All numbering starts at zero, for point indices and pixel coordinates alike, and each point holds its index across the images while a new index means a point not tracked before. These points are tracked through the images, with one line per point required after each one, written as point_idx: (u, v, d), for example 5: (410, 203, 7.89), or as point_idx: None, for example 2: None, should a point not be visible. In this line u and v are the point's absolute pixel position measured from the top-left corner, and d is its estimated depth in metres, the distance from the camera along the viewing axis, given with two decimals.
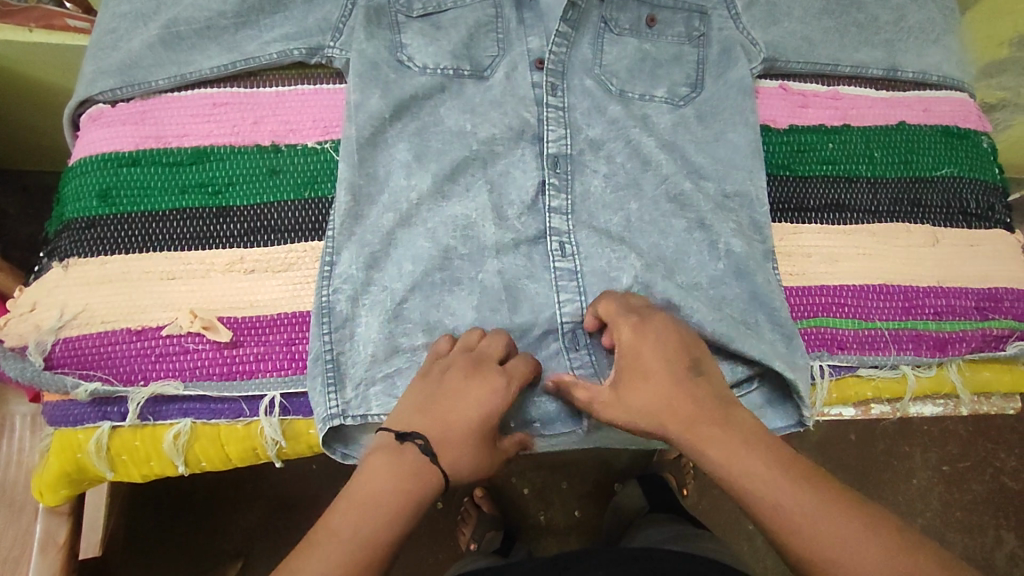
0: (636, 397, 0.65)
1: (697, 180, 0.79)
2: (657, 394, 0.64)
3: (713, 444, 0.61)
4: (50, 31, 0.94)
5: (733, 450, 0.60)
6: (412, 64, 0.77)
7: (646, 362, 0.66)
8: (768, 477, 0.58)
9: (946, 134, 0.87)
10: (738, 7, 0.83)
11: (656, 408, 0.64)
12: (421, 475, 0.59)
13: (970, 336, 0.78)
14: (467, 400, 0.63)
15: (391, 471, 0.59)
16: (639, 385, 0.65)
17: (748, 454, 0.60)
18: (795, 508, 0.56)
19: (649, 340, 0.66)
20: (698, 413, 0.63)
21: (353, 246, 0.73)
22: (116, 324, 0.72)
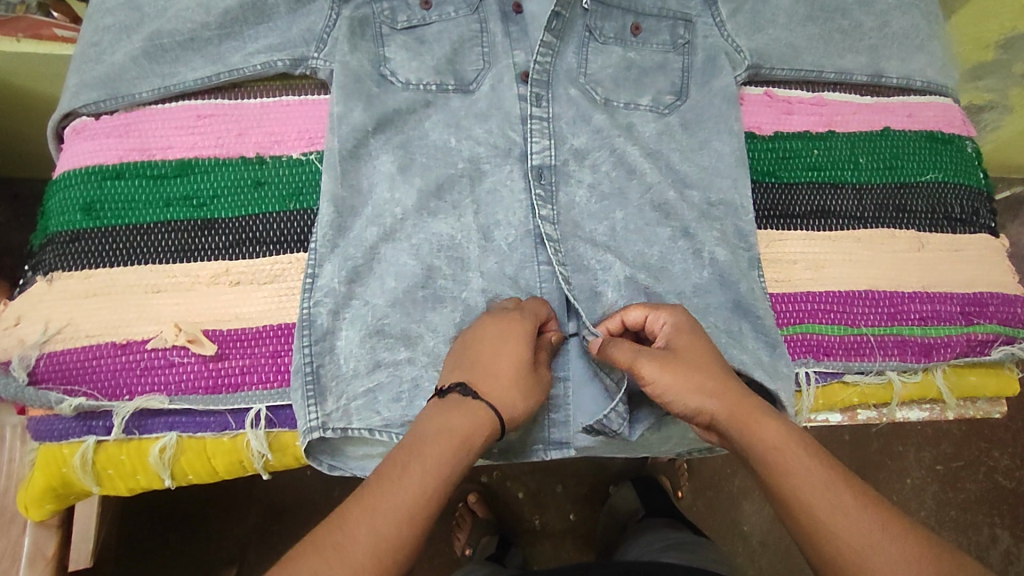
0: (683, 376, 0.62)
1: (682, 188, 0.80)
2: (702, 373, 0.63)
3: (763, 430, 0.59)
4: (39, 42, 0.94)
5: (785, 440, 0.58)
6: (394, 80, 0.78)
7: (688, 348, 0.65)
8: (814, 468, 0.56)
9: (931, 139, 0.88)
10: (722, 15, 0.83)
11: (703, 388, 0.62)
12: (477, 428, 0.59)
13: (955, 341, 0.78)
14: (501, 349, 0.64)
15: (453, 429, 0.57)
16: (684, 366, 0.63)
17: (797, 444, 0.58)
18: (843, 503, 0.54)
19: (687, 330, 0.67)
20: (748, 398, 0.62)
21: (336, 259, 0.72)
22: (100, 338, 0.71)
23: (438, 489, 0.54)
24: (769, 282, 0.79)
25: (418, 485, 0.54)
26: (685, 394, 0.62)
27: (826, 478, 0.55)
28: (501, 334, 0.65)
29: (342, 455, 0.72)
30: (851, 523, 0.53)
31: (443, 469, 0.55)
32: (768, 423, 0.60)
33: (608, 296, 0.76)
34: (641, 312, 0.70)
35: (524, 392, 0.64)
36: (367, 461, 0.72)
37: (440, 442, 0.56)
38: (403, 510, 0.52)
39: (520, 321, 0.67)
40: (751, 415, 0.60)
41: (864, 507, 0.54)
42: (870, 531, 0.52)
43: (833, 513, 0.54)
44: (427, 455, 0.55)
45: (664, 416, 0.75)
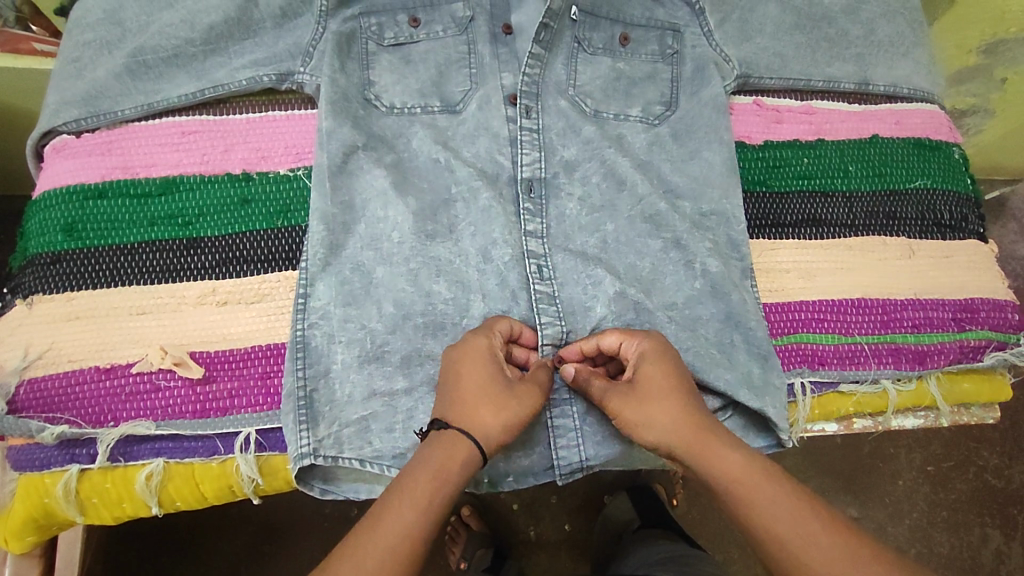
0: (638, 410, 0.64)
1: (673, 200, 0.80)
2: (663, 406, 0.63)
3: (712, 458, 0.60)
4: (16, 56, 0.93)
5: (735, 467, 0.59)
6: (380, 103, 0.78)
7: (654, 376, 0.65)
8: (775, 495, 0.57)
9: (919, 146, 0.88)
10: (711, 24, 0.84)
11: (660, 423, 0.63)
12: (457, 459, 0.59)
13: (948, 348, 0.79)
14: (471, 374, 0.64)
15: (430, 469, 0.58)
16: (640, 399, 0.64)
17: (743, 473, 0.59)
18: (795, 529, 0.56)
19: (656, 356, 0.66)
20: (701, 425, 0.62)
21: (328, 278, 0.71)
22: (84, 362, 0.70)
23: (425, 523, 0.56)
24: (762, 292, 0.79)
25: (402, 525, 0.55)
26: (647, 424, 0.63)
27: (779, 503, 0.57)
28: (461, 356, 0.65)
29: (335, 479, 0.70)
30: (801, 550, 0.55)
31: (425, 504, 0.57)
32: (718, 450, 0.60)
33: (598, 308, 0.75)
34: (616, 338, 0.69)
35: (496, 408, 0.63)
36: (360, 483, 0.70)
37: (421, 481, 0.58)
38: (393, 545, 0.55)
39: (473, 341, 0.66)
40: (708, 440, 0.61)
41: (817, 533, 0.55)
42: (822, 555, 0.54)
43: (783, 538, 0.56)
44: (407, 497, 0.57)
45: None
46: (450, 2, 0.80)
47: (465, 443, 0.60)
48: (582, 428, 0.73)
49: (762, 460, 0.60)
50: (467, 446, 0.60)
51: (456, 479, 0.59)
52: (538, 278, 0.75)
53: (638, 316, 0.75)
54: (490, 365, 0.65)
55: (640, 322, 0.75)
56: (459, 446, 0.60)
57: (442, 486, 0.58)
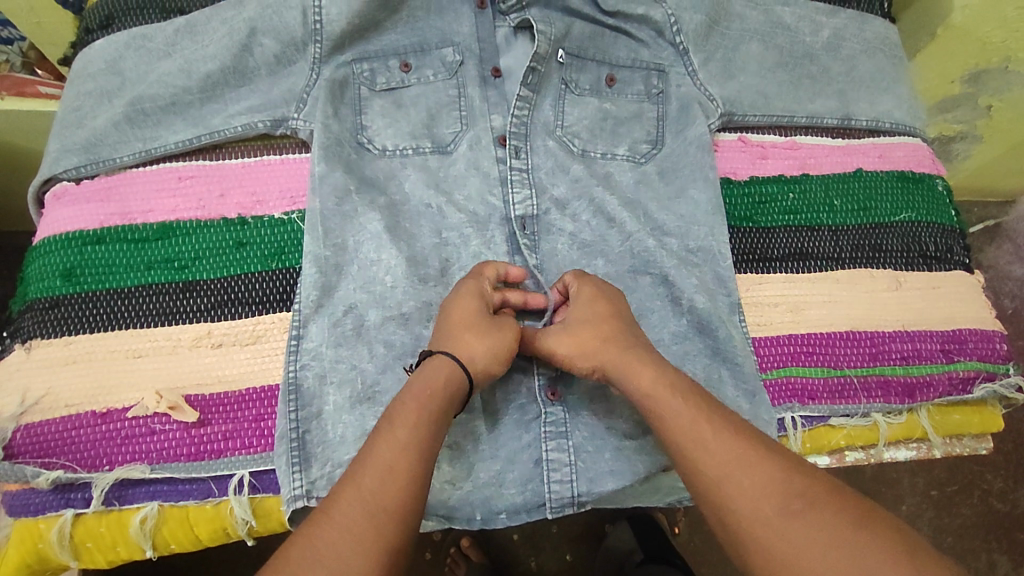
0: (562, 339, 0.67)
1: (661, 236, 0.81)
2: (585, 338, 0.65)
3: (676, 419, 0.58)
4: (24, 99, 0.96)
5: (699, 432, 0.57)
6: (372, 146, 0.80)
7: (586, 311, 0.67)
8: (719, 443, 0.56)
9: (902, 179, 0.90)
10: (695, 64, 0.86)
11: (583, 346, 0.65)
12: (442, 379, 0.61)
13: (937, 381, 0.79)
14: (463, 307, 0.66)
15: (419, 388, 0.60)
16: (575, 330, 0.66)
17: (707, 439, 0.56)
18: (750, 501, 0.52)
19: (592, 295, 0.68)
20: (675, 388, 0.60)
21: (322, 319, 0.72)
22: (80, 406, 0.70)
23: (423, 436, 0.57)
24: (750, 326, 0.80)
25: (398, 441, 0.56)
26: (568, 350, 0.66)
27: (722, 447, 0.55)
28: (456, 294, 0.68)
29: None
30: (750, 521, 0.52)
31: (419, 419, 0.58)
32: (683, 412, 0.58)
33: None
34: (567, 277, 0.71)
35: (480, 332, 0.65)
36: None
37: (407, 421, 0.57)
38: (391, 464, 0.54)
39: (468, 282, 0.68)
40: (677, 401, 0.59)
41: (771, 513, 0.51)
42: (772, 531, 0.50)
43: (737, 508, 0.53)
44: (400, 419, 0.58)
45: (656, 470, 0.72)
46: (440, 47, 0.82)
47: (451, 365, 0.62)
48: (576, 464, 0.71)
49: (720, 414, 0.58)
50: (453, 367, 0.62)
51: (446, 390, 0.61)
52: (530, 316, 0.77)
53: None
54: (479, 300, 0.67)
55: None
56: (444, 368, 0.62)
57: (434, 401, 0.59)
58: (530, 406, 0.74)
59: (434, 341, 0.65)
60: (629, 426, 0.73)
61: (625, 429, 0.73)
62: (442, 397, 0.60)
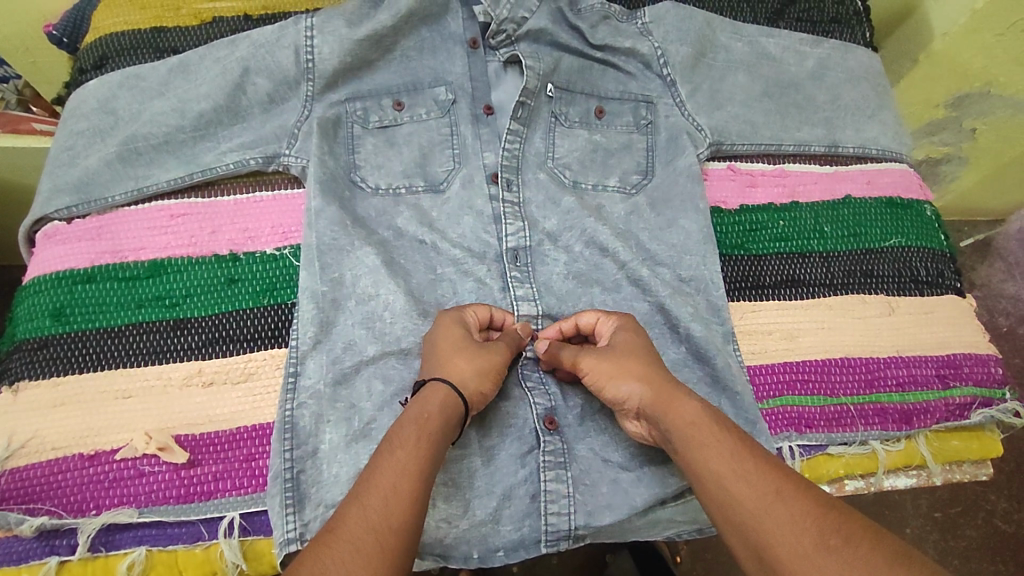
0: (613, 366, 0.65)
1: (654, 266, 0.81)
2: (627, 372, 0.64)
3: (711, 454, 0.57)
4: (16, 136, 0.98)
5: (736, 463, 0.55)
6: (365, 184, 0.80)
7: (626, 340, 0.68)
8: (749, 474, 0.54)
9: (890, 205, 0.90)
10: (682, 95, 0.88)
11: (633, 373, 0.64)
12: (437, 403, 0.61)
13: (934, 407, 0.78)
14: (449, 338, 0.68)
15: (415, 414, 0.59)
16: (618, 356, 0.66)
17: (744, 473, 0.55)
18: (788, 537, 0.50)
19: (626, 330, 0.70)
20: (717, 423, 0.59)
21: (317, 355, 0.72)
22: (68, 449, 0.69)
23: (424, 458, 0.56)
24: (745, 354, 0.79)
25: (400, 461, 0.55)
26: (616, 380, 0.65)
27: (753, 480, 0.54)
28: (441, 326, 0.69)
29: None
30: (788, 556, 0.49)
31: (417, 438, 0.57)
32: (720, 446, 0.57)
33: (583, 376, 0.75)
34: (593, 317, 0.73)
35: (468, 356, 0.66)
36: None
37: (408, 427, 0.58)
38: (393, 486, 0.53)
39: (450, 312, 0.71)
40: (715, 435, 0.58)
41: (812, 547, 0.49)
42: (813, 567, 0.48)
43: (774, 544, 0.50)
44: (400, 441, 0.56)
45: (654, 503, 0.71)
46: (432, 87, 0.84)
47: (446, 388, 0.62)
48: (574, 496, 0.70)
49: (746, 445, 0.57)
50: (446, 390, 0.62)
51: (436, 411, 0.60)
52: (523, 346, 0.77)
53: None
54: (463, 329, 0.69)
55: None
56: (440, 393, 0.62)
57: (431, 427, 0.58)
58: (528, 439, 0.72)
59: (425, 371, 0.66)
60: (626, 459, 0.72)
61: (621, 461, 0.72)
62: (435, 419, 0.59)
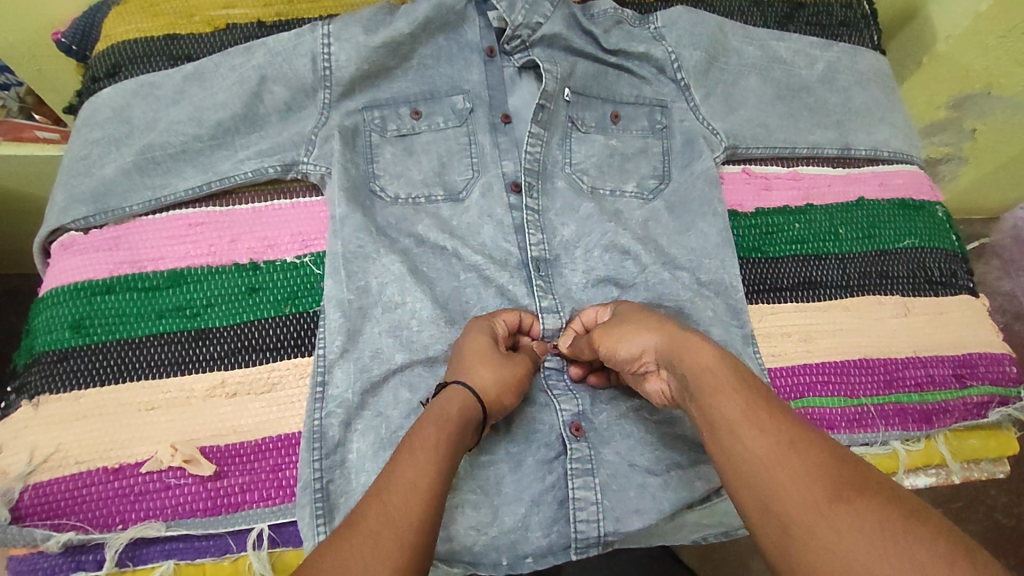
0: (624, 328, 0.68)
1: (674, 270, 0.81)
2: (645, 329, 0.66)
3: (727, 403, 0.55)
4: (19, 144, 0.98)
5: (751, 415, 0.53)
6: (385, 193, 0.80)
7: (632, 310, 0.71)
8: (764, 425, 0.52)
9: (903, 206, 0.91)
10: (696, 99, 0.89)
11: (646, 330, 0.66)
12: (455, 407, 0.61)
13: (953, 406, 0.79)
14: (471, 341, 0.69)
15: (435, 416, 0.59)
16: (627, 322, 0.69)
17: (759, 423, 0.52)
18: (802, 489, 0.47)
19: (631, 304, 0.73)
20: (736, 372, 0.57)
21: (345, 365, 0.71)
22: (91, 463, 0.69)
23: (444, 458, 0.55)
24: (765, 357, 0.80)
25: (422, 463, 0.54)
26: (630, 338, 0.66)
27: (766, 431, 0.51)
28: (465, 334, 0.70)
29: None
30: (798, 508, 0.46)
31: (437, 439, 0.57)
32: (737, 397, 0.54)
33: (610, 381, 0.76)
34: (593, 311, 0.76)
35: (492, 367, 0.66)
36: None
37: (428, 428, 0.58)
38: (414, 483, 0.52)
39: (473, 321, 0.72)
40: (735, 387, 0.56)
41: (822, 500, 0.46)
42: (818, 519, 0.45)
43: (784, 495, 0.48)
44: (421, 443, 0.56)
45: (681, 508, 0.71)
46: (450, 95, 0.84)
47: (466, 394, 0.62)
48: (603, 502, 0.70)
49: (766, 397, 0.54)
50: (466, 395, 0.62)
51: (452, 414, 0.60)
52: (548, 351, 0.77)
53: None
54: (486, 337, 0.70)
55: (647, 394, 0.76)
56: (458, 396, 0.62)
57: (449, 430, 0.58)
58: (554, 445, 0.73)
59: (448, 376, 0.66)
60: (653, 464, 0.73)
61: (648, 466, 0.72)
62: (455, 421, 0.59)
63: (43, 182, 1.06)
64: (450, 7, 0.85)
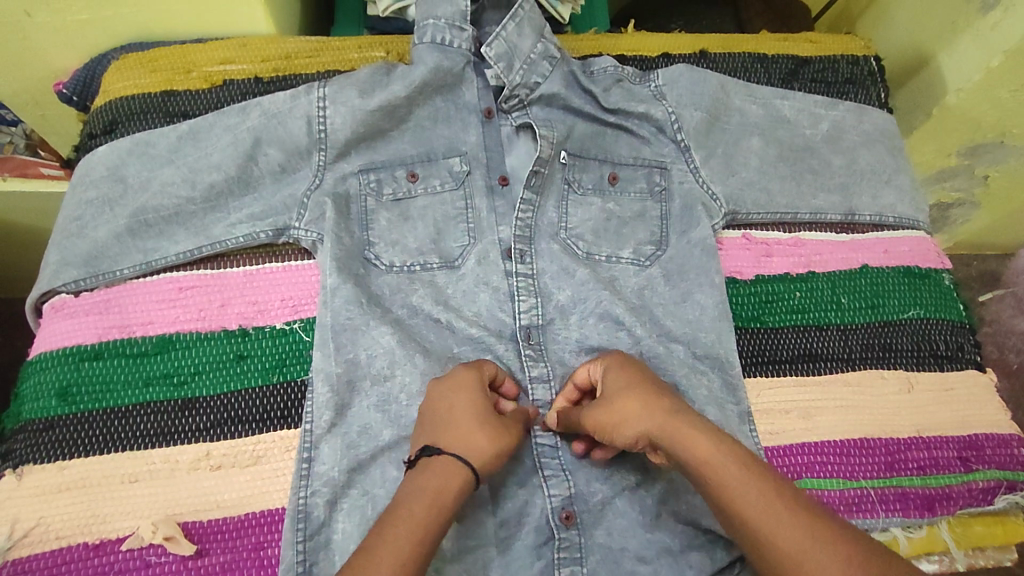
0: (608, 411, 0.65)
1: (668, 343, 0.79)
2: (631, 403, 0.64)
3: (745, 490, 0.56)
4: (24, 180, 0.98)
5: (763, 503, 0.55)
6: (379, 261, 0.79)
7: (613, 381, 0.68)
8: (779, 514, 0.54)
9: (908, 275, 0.89)
10: (697, 161, 0.87)
11: (629, 413, 0.64)
12: (438, 474, 0.60)
13: (957, 492, 0.77)
14: (461, 399, 0.66)
15: (423, 493, 0.58)
16: (608, 402, 0.66)
17: (778, 508, 0.54)
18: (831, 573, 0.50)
19: (618, 365, 0.70)
20: (736, 456, 0.58)
21: (332, 440, 0.70)
22: (72, 538, 0.68)
23: (422, 540, 0.55)
24: (762, 435, 0.78)
25: (402, 546, 0.54)
26: (619, 421, 0.64)
27: (782, 520, 0.54)
28: (453, 386, 0.67)
29: None
30: None
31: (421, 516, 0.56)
32: (745, 482, 0.56)
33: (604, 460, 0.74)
34: (585, 372, 0.73)
35: (491, 434, 0.64)
36: None
37: (416, 505, 0.57)
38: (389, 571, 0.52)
39: (462, 371, 0.69)
40: (749, 471, 0.57)
41: None
42: None
43: None
44: (405, 519, 0.56)
45: None
46: (446, 157, 0.83)
47: (461, 464, 0.61)
48: None
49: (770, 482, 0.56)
50: (462, 465, 0.61)
51: (439, 485, 0.59)
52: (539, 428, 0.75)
53: (640, 467, 0.74)
54: (478, 393, 0.67)
55: (641, 474, 0.74)
56: (452, 467, 0.60)
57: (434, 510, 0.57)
58: (543, 528, 0.71)
59: (432, 437, 0.63)
60: (643, 549, 0.71)
61: (638, 551, 0.71)
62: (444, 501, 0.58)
63: (49, 217, 1.06)
64: (448, 68, 0.83)
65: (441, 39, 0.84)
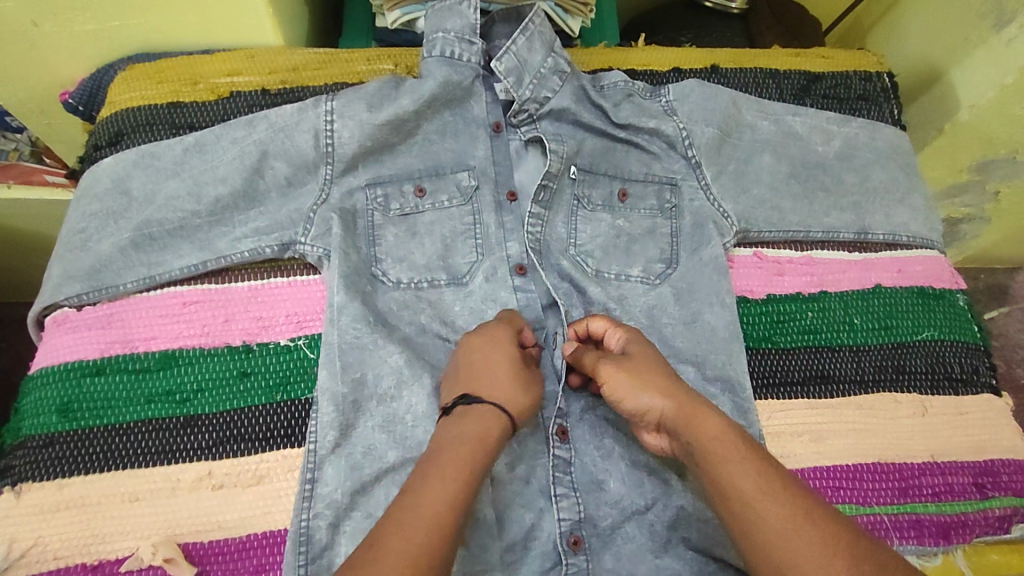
0: (626, 380, 0.66)
1: (678, 363, 0.78)
2: (643, 373, 0.65)
3: (795, 540, 0.52)
4: (29, 188, 0.98)
5: (787, 518, 0.54)
6: (386, 278, 0.78)
7: (639, 354, 0.68)
8: (802, 531, 0.53)
9: (922, 295, 0.88)
10: (708, 177, 0.86)
11: (650, 388, 0.64)
12: (481, 426, 0.60)
13: (972, 520, 0.76)
14: (494, 352, 0.67)
15: (465, 440, 0.59)
16: (633, 370, 0.66)
17: (804, 531, 0.53)
18: None
19: (639, 341, 0.70)
20: (762, 468, 0.57)
21: (336, 461, 0.69)
22: (70, 558, 0.67)
23: (466, 486, 0.56)
24: (773, 458, 0.76)
25: (446, 491, 0.55)
26: (635, 394, 0.65)
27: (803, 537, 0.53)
28: (486, 338, 0.68)
29: None
30: None
31: (467, 481, 0.56)
32: (768, 497, 0.55)
33: (612, 484, 0.73)
34: (603, 325, 0.73)
35: (524, 388, 0.66)
36: None
37: (460, 452, 0.58)
38: (435, 515, 0.53)
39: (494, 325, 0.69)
40: (801, 518, 0.54)
41: None
42: None
43: None
44: (448, 465, 0.57)
45: None
46: (455, 171, 0.82)
47: (497, 416, 0.62)
48: None
49: (792, 495, 0.55)
50: (499, 418, 0.62)
51: (485, 447, 0.59)
52: (558, 442, 0.73)
53: (650, 490, 0.73)
54: (511, 346, 0.68)
55: (650, 498, 0.72)
56: (491, 419, 0.61)
57: (479, 457, 0.59)
58: (550, 554, 0.70)
59: (468, 387, 0.64)
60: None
61: None
62: (485, 449, 0.59)
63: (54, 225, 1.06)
64: (457, 82, 0.83)
65: (450, 53, 0.83)
